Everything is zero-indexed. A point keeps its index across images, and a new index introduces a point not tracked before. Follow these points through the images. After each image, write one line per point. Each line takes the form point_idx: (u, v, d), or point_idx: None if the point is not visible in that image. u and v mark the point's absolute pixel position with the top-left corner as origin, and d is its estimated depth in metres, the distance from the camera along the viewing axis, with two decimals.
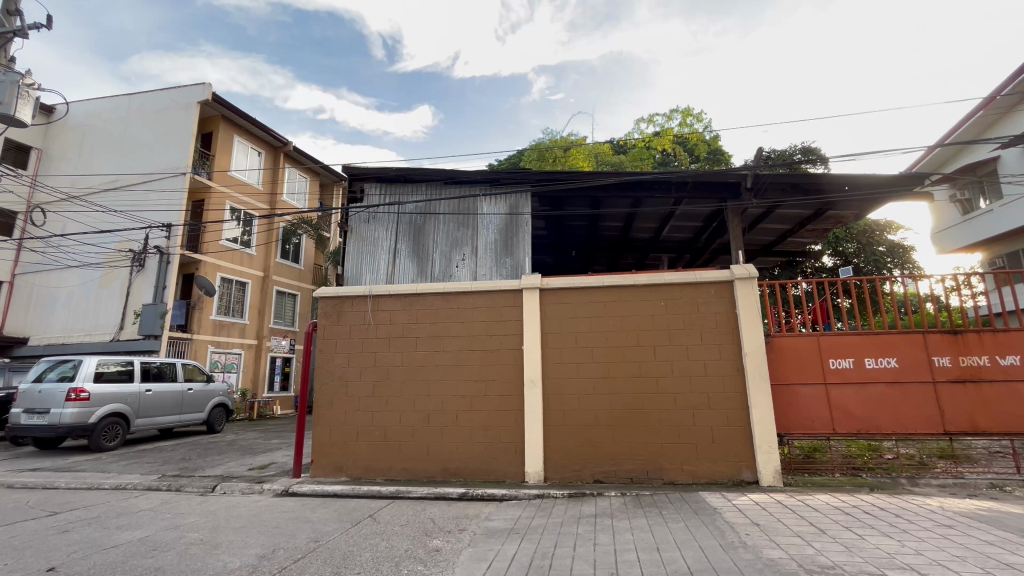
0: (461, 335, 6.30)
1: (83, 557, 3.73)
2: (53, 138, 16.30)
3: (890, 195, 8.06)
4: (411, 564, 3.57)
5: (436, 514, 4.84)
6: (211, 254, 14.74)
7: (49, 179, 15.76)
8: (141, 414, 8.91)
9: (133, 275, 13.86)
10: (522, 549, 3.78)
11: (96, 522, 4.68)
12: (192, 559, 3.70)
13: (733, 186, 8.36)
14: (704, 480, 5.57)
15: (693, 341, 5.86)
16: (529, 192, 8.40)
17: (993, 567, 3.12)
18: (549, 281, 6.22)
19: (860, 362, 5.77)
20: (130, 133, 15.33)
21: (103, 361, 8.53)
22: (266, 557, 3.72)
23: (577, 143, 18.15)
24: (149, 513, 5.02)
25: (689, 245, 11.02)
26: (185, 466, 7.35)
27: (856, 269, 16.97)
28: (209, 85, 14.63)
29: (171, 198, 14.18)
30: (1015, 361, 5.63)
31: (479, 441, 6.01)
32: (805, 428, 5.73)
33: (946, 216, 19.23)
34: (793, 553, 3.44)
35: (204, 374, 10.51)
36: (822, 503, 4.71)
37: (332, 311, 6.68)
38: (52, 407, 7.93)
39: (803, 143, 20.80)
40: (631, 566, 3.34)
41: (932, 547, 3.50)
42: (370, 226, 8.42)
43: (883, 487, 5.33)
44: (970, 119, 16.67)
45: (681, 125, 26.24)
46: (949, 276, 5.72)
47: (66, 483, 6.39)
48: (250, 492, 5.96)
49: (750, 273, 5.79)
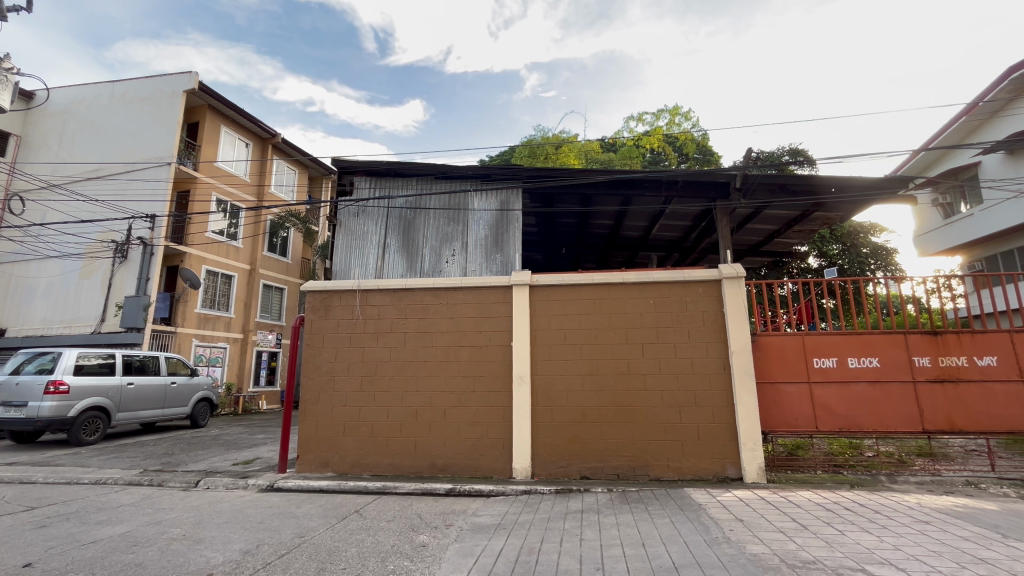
0: (450, 330, 6.29)
1: (61, 554, 3.66)
2: (32, 124, 15.89)
3: (875, 198, 8.18)
4: (397, 559, 3.57)
5: (423, 510, 4.84)
6: (196, 246, 14.51)
7: (28, 167, 15.37)
8: (123, 407, 8.76)
9: (115, 266, 13.61)
10: (509, 544, 3.79)
11: (75, 517, 4.60)
12: (174, 555, 3.65)
13: (723, 186, 8.43)
14: (689, 476, 5.63)
15: (680, 339, 5.91)
16: (520, 188, 8.36)
17: (967, 562, 3.21)
18: (538, 277, 6.23)
19: (842, 362, 5.87)
20: (114, 122, 15.01)
21: (83, 354, 8.37)
22: (250, 553, 3.69)
23: (568, 140, 18.22)
24: (129, 509, 4.94)
25: (678, 244, 11.12)
26: (168, 460, 7.25)
27: (841, 271, 17.29)
28: (195, 74, 14.36)
29: (156, 189, 13.94)
30: (992, 361, 5.77)
31: (467, 436, 6.00)
32: (788, 425, 5.82)
33: (928, 220, 19.65)
34: (776, 548, 3.49)
35: (188, 368, 10.37)
36: (803, 499, 4.79)
37: (319, 305, 6.60)
38: (30, 400, 7.75)
39: (791, 145, 21.07)
40: (616, 562, 3.36)
41: (910, 543, 3.58)
42: (359, 220, 8.35)
43: (863, 483, 5.45)
44: (952, 125, 17.08)
45: (670, 124, 26.44)
46: (931, 278, 5.82)
47: (43, 478, 6.26)
48: (234, 487, 5.89)
49: (737, 272, 5.84)
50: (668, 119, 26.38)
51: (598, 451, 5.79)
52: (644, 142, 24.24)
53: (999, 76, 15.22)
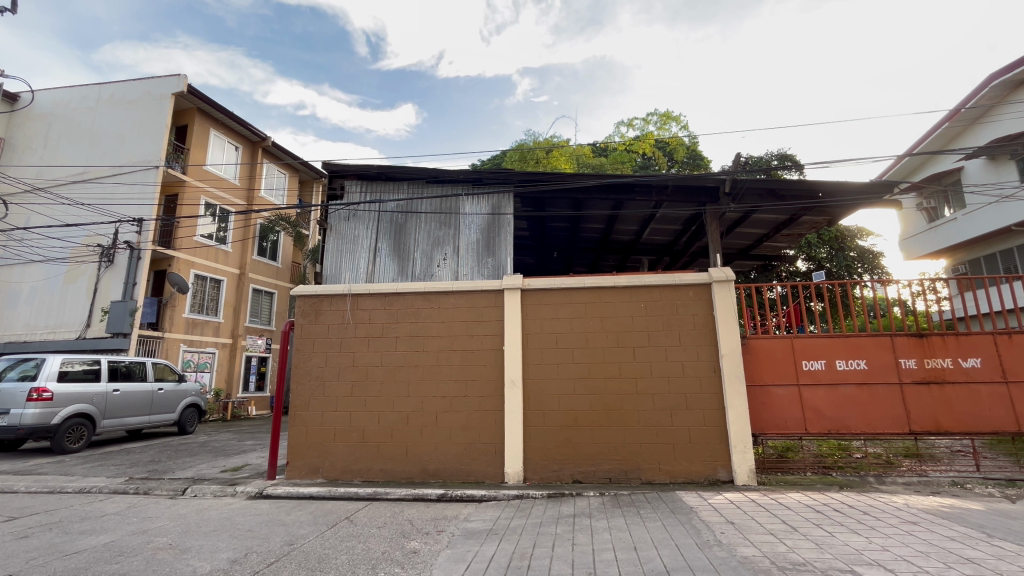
0: (441, 334, 6.27)
1: (43, 564, 3.59)
2: (16, 126, 15.66)
3: (862, 202, 8.32)
4: (388, 566, 3.54)
5: (414, 516, 4.81)
6: (185, 250, 14.40)
7: (13, 171, 15.14)
8: (108, 414, 8.62)
9: (100, 271, 13.43)
10: (501, 550, 3.77)
11: (58, 527, 4.52)
12: (160, 564, 3.60)
13: (712, 191, 8.51)
14: (681, 480, 5.65)
15: (671, 342, 5.94)
16: (511, 192, 8.40)
17: (953, 562, 3.24)
18: (530, 281, 6.23)
19: (831, 364, 5.93)
20: (101, 124, 14.83)
21: (67, 360, 8.23)
22: (238, 561, 3.65)
23: (560, 145, 18.32)
24: (114, 518, 4.85)
25: (669, 248, 11.17)
26: (155, 468, 7.15)
27: (828, 274, 17.53)
28: (184, 77, 14.24)
29: (143, 192, 13.78)
30: (977, 363, 5.86)
31: (459, 441, 5.98)
32: (779, 428, 5.86)
33: (913, 224, 19.95)
34: (766, 550, 3.51)
35: (176, 374, 10.24)
36: (793, 501, 4.84)
37: (309, 310, 6.56)
38: (12, 407, 7.60)
39: (780, 151, 21.33)
40: (608, 566, 3.36)
41: (898, 543, 3.62)
42: (350, 224, 8.32)
43: (852, 485, 5.50)
44: (936, 130, 17.37)
45: (660, 128, 26.68)
46: (917, 281, 5.89)
47: (26, 487, 6.14)
48: (223, 494, 5.82)
49: (727, 276, 5.89)
50: (658, 124, 26.59)
51: (590, 455, 5.79)
52: (636, 147, 24.35)
53: (983, 81, 15.52)
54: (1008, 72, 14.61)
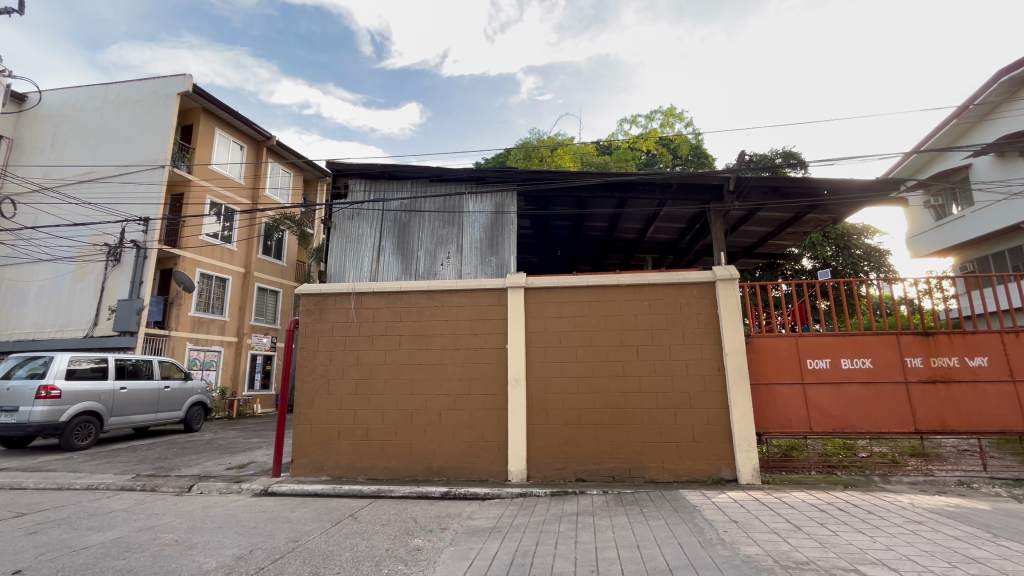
0: (445, 333, 6.29)
1: (51, 560, 3.62)
2: (24, 126, 15.79)
3: (868, 200, 8.25)
4: (391, 563, 3.55)
5: (418, 513, 4.83)
6: (190, 249, 14.45)
7: (21, 171, 15.28)
8: (116, 412, 8.69)
9: (107, 269, 13.54)
10: (504, 547, 3.79)
11: (68, 523, 4.57)
12: (166, 560, 3.63)
13: (716, 189, 8.44)
14: (684, 478, 5.64)
15: (675, 341, 5.93)
16: (514, 191, 8.40)
17: (958, 561, 3.23)
18: (532, 281, 6.23)
19: (836, 363, 5.90)
20: (107, 124, 14.94)
21: (75, 358, 8.30)
22: (243, 557, 3.68)
23: (564, 143, 18.36)
24: (122, 514, 4.90)
25: (673, 246, 11.16)
26: (161, 465, 7.20)
27: (834, 272, 17.45)
28: (189, 77, 14.32)
29: (149, 192, 13.87)
30: (983, 362, 5.81)
31: (462, 439, 5.99)
32: (783, 426, 5.84)
33: (919, 221, 19.83)
34: (769, 549, 3.50)
35: (182, 372, 10.33)
36: (797, 500, 4.82)
37: (314, 309, 6.59)
38: (21, 404, 7.67)
39: (785, 148, 21.27)
40: (611, 564, 3.36)
41: (902, 543, 3.60)
42: (354, 222, 8.36)
43: (857, 484, 5.49)
44: (943, 128, 17.25)
45: (664, 125, 26.62)
46: (923, 280, 5.83)
47: (35, 483, 6.20)
48: (228, 491, 5.86)
49: (731, 274, 5.87)
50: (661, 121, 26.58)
51: (593, 453, 5.79)
52: (639, 145, 24.39)
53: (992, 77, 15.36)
54: (1015, 68, 14.51)
